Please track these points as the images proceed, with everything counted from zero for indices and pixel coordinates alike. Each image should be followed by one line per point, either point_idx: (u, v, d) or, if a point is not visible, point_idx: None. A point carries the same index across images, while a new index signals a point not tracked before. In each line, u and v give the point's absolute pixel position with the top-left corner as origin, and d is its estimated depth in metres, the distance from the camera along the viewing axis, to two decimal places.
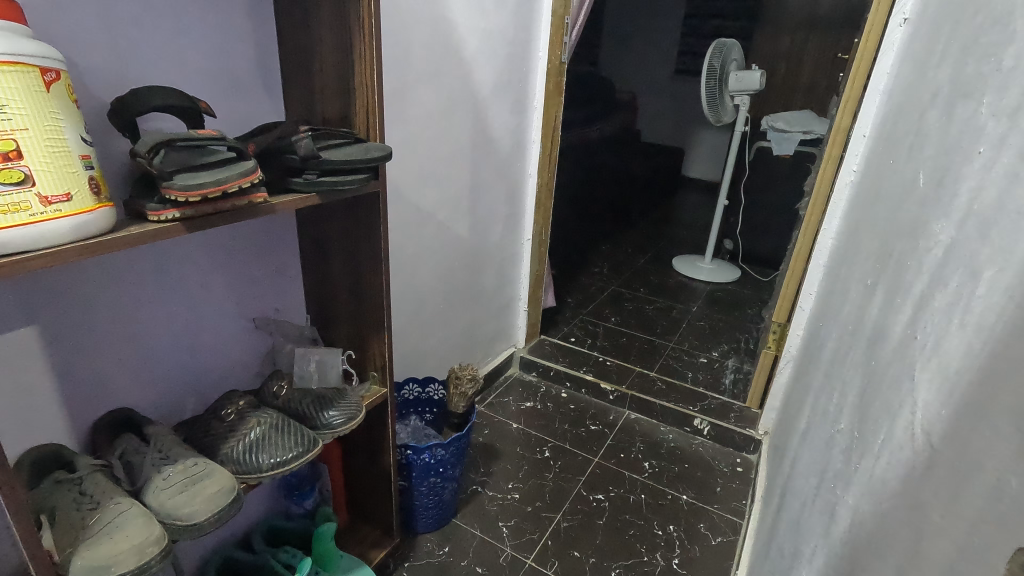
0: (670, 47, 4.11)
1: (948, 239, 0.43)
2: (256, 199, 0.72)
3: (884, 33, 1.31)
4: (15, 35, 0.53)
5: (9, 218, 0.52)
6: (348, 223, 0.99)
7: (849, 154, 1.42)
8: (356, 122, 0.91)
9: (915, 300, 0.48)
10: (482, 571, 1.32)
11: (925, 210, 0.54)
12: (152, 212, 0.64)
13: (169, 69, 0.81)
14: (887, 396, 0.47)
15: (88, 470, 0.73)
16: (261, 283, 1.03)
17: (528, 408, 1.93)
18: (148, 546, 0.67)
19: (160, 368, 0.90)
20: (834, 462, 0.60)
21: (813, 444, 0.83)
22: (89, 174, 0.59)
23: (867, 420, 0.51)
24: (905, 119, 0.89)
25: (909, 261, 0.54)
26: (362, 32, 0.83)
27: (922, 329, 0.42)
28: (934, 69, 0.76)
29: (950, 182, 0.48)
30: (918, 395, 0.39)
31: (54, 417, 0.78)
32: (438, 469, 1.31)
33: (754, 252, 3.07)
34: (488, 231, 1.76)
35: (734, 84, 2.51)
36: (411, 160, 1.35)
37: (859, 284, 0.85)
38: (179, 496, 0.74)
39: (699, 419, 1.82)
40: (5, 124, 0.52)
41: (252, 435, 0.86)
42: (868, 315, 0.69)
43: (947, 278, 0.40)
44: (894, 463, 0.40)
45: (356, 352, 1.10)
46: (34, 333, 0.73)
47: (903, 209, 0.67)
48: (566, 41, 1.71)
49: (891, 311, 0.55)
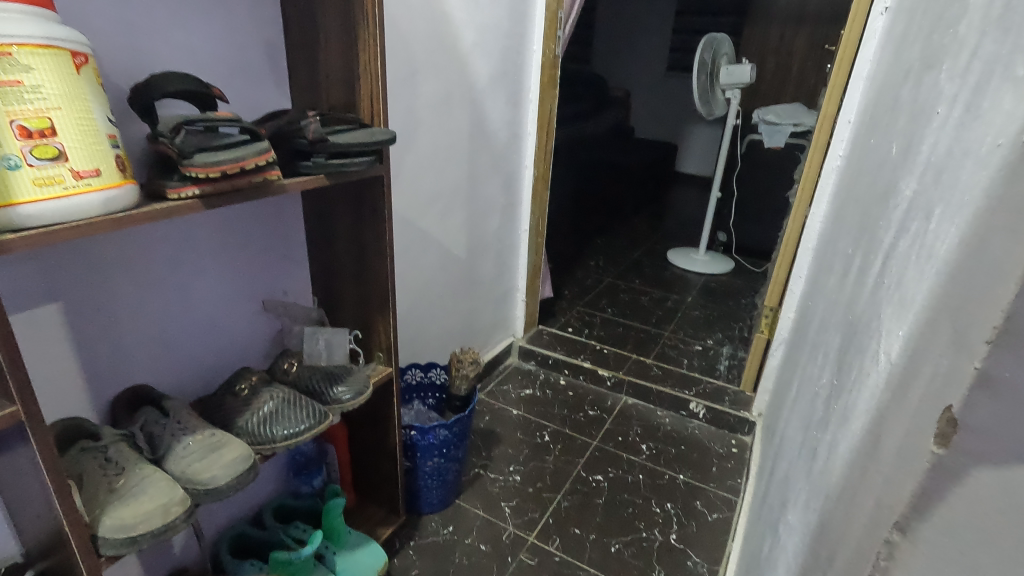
0: (661, 44, 4.16)
1: (911, 193, 0.48)
2: (272, 176, 0.76)
3: (866, 22, 1.36)
4: (48, 21, 0.57)
5: (45, 191, 0.56)
6: (355, 208, 1.03)
7: (835, 140, 1.47)
8: (360, 109, 0.95)
9: (884, 253, 0.52)
10: (486, 548, 1.36)
11: (896, 172, 0.59)
12: (173, 188, 0.68)
13: (183, 57, 0.85)
14: (860, 340, 0.51)
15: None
16: (270, 266, 1.07)
17: (527, 395, 1.97)
18: (173, 507, 0.71)
19: (175, 346, 0.94)
20: (817, 415, 0.64)
21: (800, 406, 0.87)
22: (116, 152, 0.63)
23: (844, 368, 0.56)
24: (884, 98, 0.94)
25: (882, 221, 0.59)
26: (366, 20, 0.87)
27: (889, 273, 0.47)
28: (908, 49, 0.80)
29: (916, 145, 0.52)
30: (883, 328, 0.43)
31: (77, 391, 0.82)
32: (442, 449, 1.35)
33: (748, 244, 3.11)
34: (486, 221, 1.80)
35: (725, 78, 2.56)
36: (412, 151, 1.39)
37: (842, 257, 0.90)
38: (199, 462, 0.78)
39: (695, 403, 1.87)
40: (40, 103, 0.56)
41: (265, 408, 0.90)
42: (848, 281, 0.73)
43: (909, 224, 0.45)
44: (861, 392, 0.44)
45: (362, 333, 1.14)
46: (58, 309, 0.77)
47: (879, 177, 0.71)
48: (559, 35, 1.76)
49: (866, 271, 0.60)
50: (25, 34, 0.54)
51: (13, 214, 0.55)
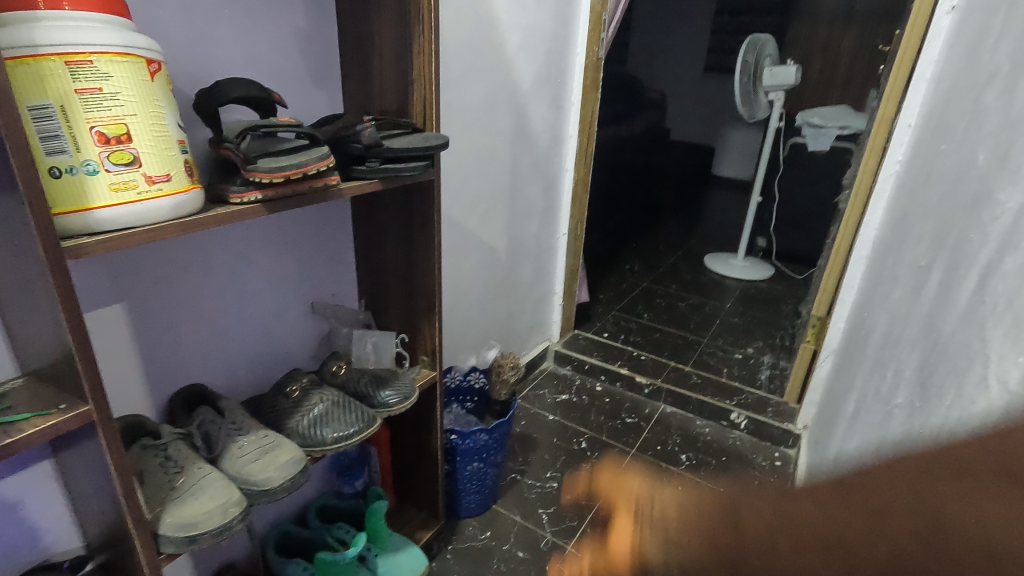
0: (700, 45, 4.09)
1: (1018, 205, 0.45)
2: (330, 181, 0.77)
3: (930, 22, 1.30)
4: (126, 30, 0.58)
5: (119, 195, 0.57)
6: (404, 212, 1.03)
7: (893, 144, 1.41)
8: (413, 113, 0.95)
9: (981, 268, 0.49)
10: (523, 555, 1.34)
11: (988, 182, 0.55)
12: (236, 193, 0.69)
13: (243, 63, 0.87)
14: (954, 361, 0.48)
15: (14, 387, 0.65)
16: (319, 268, 1.08)
17: (563, 401, 1.96)
18: (231, 507, 0.72)
19: (229, 346, 0.95)
20: (893, 436, 0.61)
21: (864, 424, 0.84)
22: (184, 157, 0.64)
23: (931, 389, 0.52)
24: (957, 102, 0.89)
25: (972, 234, 0.55)
26: (421, 24, 0.87)
27: (993, 291, 0.44)
28: (990, 50, 0.76)
29: (1017, 154, 0.49)
30: (991, 350, 0.40)
31: (137, 389, 0.84)
32: (481, 454, 1.34)
33: (789, 249, 3.03)
34: (527, 224, 1.79)
35: (768, 80, 2.49)
36: (456, 153, 1.39)
37: (912, 267, 0.86)
38: (254, 463, 0.79)
39: (736, 413, 1.82)
40: (118, 109, 0.57)
41: (315, 410, 0.91)
42: (924, 295, 0.69)
43: (1019, 240, 0.42)
44: (966, 416, 0.41)
45: (408, 336, 1.14)
46: (122, 309, 0.79)
47: (961, 185, 0.67)
48: (603, 37, 1.74)
49: (953, 285, 0.56)
50: (105, 42, 0.55)
51: (90, 218, 0.56)
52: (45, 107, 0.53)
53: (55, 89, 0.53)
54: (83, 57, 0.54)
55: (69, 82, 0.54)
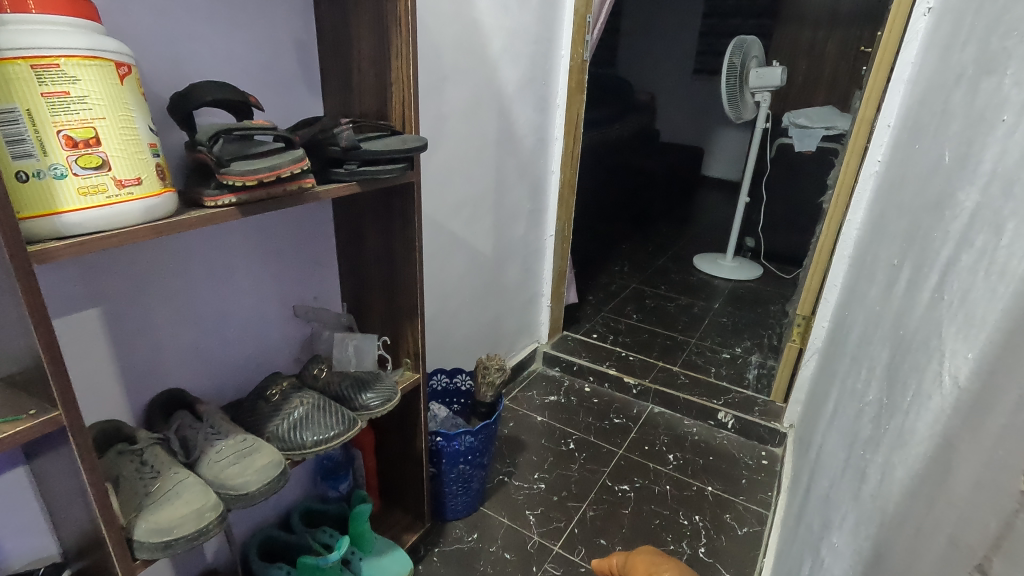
0: (688, 47, 4.11)
1: (973, 204, 0.45)
2: (305, 185, 0.77)
3: (907, 24, 1.32)
4: (95, 34, 0.58)
5: (88, 200, 0.57)
6: (384, 214, 1.03)
7: (873, 144, 1.43)
8: (391, 116, 0.95)
9: (941, 266, 0.50)
10: (510, 557, 1.34)
11: (951, 182, 0.56)
12: (210, 197, 0.69)
13: (219, 67, 0.86)
14: (915, 357, 0.49)
15: None
16: (300, 271, 1.08)
17: (551, 402, 1.96)
18: (207, 511, 0.71)
19: (208, 349, 0.95)
20: (864, 433, 0.62)
21: (841, 422, 0.84)
22: (156, 161, 0.64)
23: (895, 385, 0.53)
24: (929, 102, 0.90)
25: (935, 232, 0.56)
26: (398, 28, 0.88)
27: (949, 288, 0.45)
28: (958, 51, 0.77)
29: (976, 152, 0.50)
30: (945, 346, 0.41)
31: (115, 394, 0.84)
32: (467, 456, 1.34)
33: (777, 250, 3.05)
34: (513, 226, 1.79)
35: (755, 81, 2.48)
36: (441, 156, 1.39)
37: (886, 267, 0.87)
38: (231, 467, 0.78)
39: (723, 412, 1.83)
40: (85, 113, 0.57)
41: (296, 414, 0.91)
42: (895, 293, 0.70)
43: (972, 238, 0.43)
44: (922, 412, 0.42)
45: (390, 339, 1.14)
46: (97, 315, 0.79)
47: (929, 184, 0.68)
48: (588, 39, 1.75)
49: (918, 283, 0.57)
50: (72, 46, 0.55)
51: (58, 222, 0.56)
52: (11, 111, 0.53)
53: (22, 91, 0.53)
54: (50, 60, 0.54)
55: (35, 86, 0.54)
